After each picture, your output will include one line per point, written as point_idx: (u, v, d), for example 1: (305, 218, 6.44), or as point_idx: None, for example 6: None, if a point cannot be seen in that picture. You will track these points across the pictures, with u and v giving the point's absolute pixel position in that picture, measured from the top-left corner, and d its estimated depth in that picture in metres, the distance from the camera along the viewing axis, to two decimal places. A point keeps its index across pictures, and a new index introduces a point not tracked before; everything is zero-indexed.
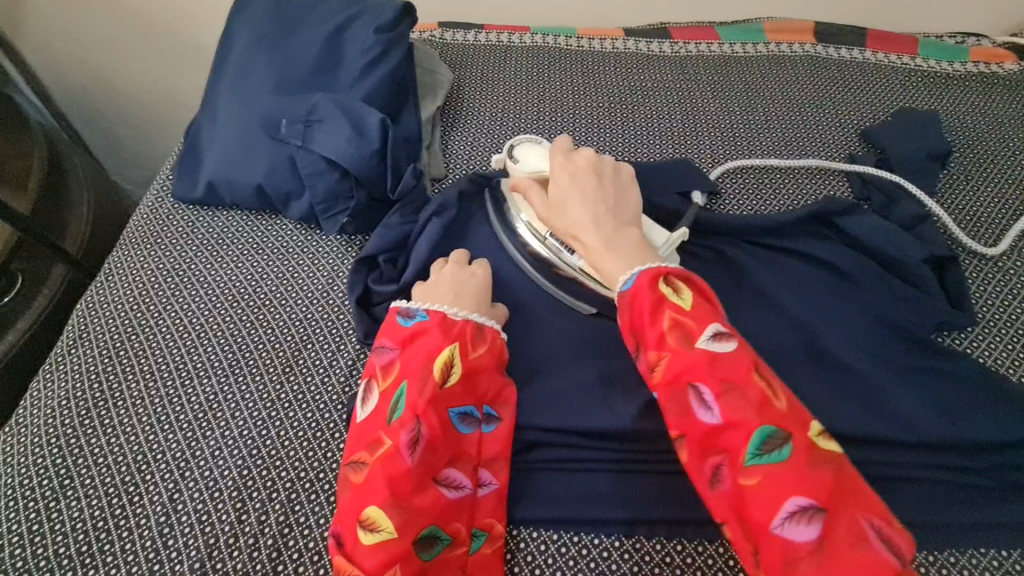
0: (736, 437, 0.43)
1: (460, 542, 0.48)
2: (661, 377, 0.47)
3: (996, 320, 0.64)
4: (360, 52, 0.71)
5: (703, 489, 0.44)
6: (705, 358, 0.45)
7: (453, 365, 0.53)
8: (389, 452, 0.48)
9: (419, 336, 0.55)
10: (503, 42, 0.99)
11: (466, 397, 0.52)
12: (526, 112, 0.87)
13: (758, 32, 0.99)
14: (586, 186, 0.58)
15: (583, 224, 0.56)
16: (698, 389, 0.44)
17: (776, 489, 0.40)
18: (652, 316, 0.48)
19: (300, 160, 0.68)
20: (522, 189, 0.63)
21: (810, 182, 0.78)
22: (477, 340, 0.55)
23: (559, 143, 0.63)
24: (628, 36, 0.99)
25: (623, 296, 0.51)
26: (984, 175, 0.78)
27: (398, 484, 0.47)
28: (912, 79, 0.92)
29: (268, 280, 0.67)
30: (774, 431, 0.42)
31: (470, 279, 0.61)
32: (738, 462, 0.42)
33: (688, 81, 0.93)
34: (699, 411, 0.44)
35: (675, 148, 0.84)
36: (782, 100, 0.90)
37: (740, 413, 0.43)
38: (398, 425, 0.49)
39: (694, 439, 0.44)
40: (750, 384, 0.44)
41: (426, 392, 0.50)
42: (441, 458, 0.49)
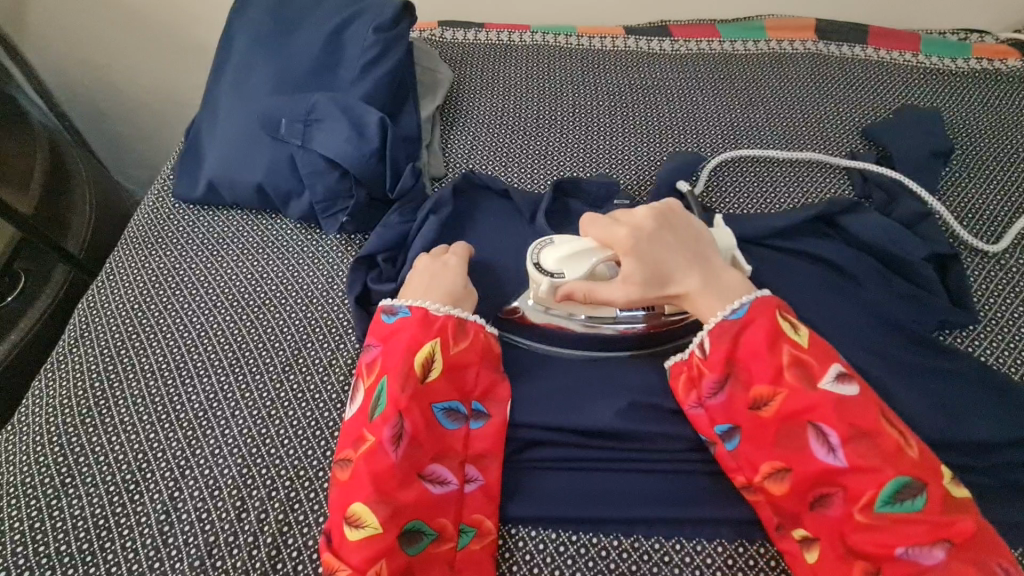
0: (860, 478, 0.44)
1: (446, 538, 0.49)
2: (774, 412, 0.47)
3: (998, 318, 0.64)
4: (360, 51, 0.71)
5: (811, 516, 0.46)
6: (832, 401, 0.46)
7: (434, 360, 0.53)
8: (372, 448, 0.48)
9: (399, 331, 0.55)
10: (503, 41, 0.99)
11: (451, 393, 0.53)
12: (526, 110, 0.87)
13: (760, 30, 0.99)
14: (666, 240, 0.55)
15: (681, 274, 0.54)
16: (822, 429, 0.46)
17: (906, 530, 0.43)
18: (769, 350, 0.49)
19: (300, 159, 0.68)
20: (583, 294, 0.55)
21: (810, 180, 0.78)
22: (459, 334, 0.55)
23: (591, 222, 0.57)
24: (629, 35, 0.99)
25: (732, 326, 0.51)
26: (986, 172, 0.77)
27: (384, 481, 0.47)
28: (915, 76, 0.91)
29: (268, 280, 0.67)
30: (908, 481, 0.43)
31: (442, 268, 0.61)
32: (858, 501, 0.44)
33: (689, 79, 0.93)
34: (821, 450, 0.45)
35: (676, 147, 0.83)
36: (783, 97, 0.89)
37: (868, 457, 0.44)
38: (380, 422, 0.50)
39: (807, 474, 0.46)
40: (881, 432, 0.45)
41: (407, 388, 0.51)
42: (427, 452, 0.50)
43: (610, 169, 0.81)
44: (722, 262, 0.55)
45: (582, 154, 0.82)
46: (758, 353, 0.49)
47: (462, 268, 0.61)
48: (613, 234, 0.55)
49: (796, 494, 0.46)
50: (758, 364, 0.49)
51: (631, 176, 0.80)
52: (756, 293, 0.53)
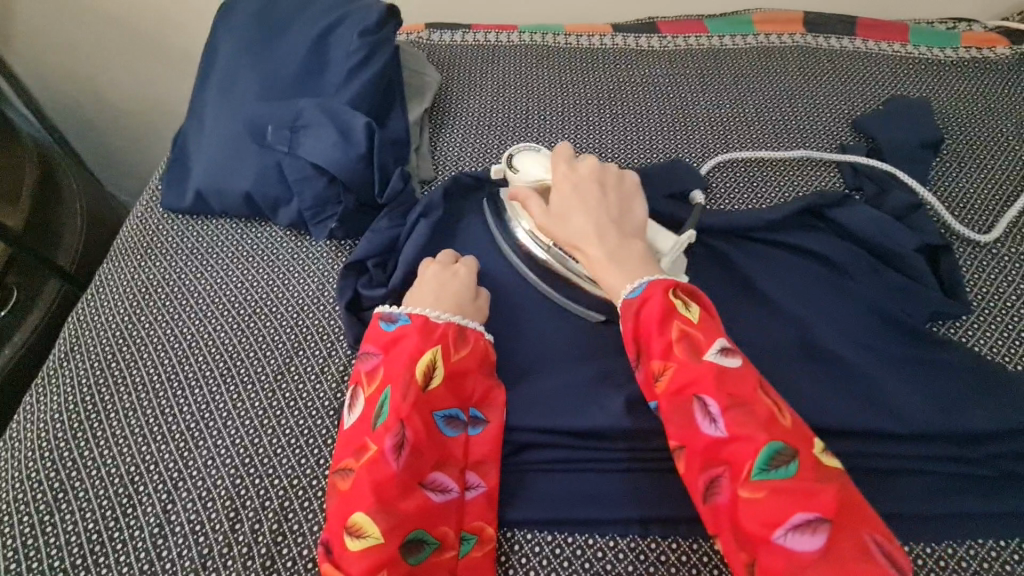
0: (737, 449, 0.43)
1: (449, 547, 0.48)
2: (664, 387, 0.47)
3: (991, 307, 0.63)
4: (345, 56, 0.71)
5: (701, 500, 0.44)
6: (713, 372, 0.45)
7: (436, 368, 0.53)
8: (374, 457, 0.48)
9: (400, 338, 0.55)
10: (491, 41, 0.98)
11: (451, 400, 0.53)
12: (515, 110, 0.87)
13: (747, 24, 0.99)
14: (589, 199, 0.57)
15: (585, 236, 0.56)
16: (703, 401, 0.45)
17: (783, 505, 0.40)
18: (659, 326, 0.48)
19: (288, 166, 0.67)
20: (520, 198, 0.62)
21: (801, 175, 0.78)
22: (460, 342, 0.55)
23: (559, 150, 0.62)
24: (617, 32, 0.99)
25: (632, 303, 0.51)
26: (976, 161, 0.77)
27: (385, 490, 0.47)
28: (903, 66, 0.91)
29: (258, 288, 0.67)
30: (782, 448, 0.42)
31: (452, 277, 0.61)
32: (739, 476, 0.43)
33: (678, 75, 0.92)
34: (703, 422, 0.45)
35: (666, 144, 0.83)
36: (772, 91, 0.89)
37: (743, 426, 0.43)
38: (382, 430, 0.50)
39: (697, 450, 0.45)
40: (758, 401, 0.44)
41: (408, 396, 0.51)
42: (429, 460, 0.50)
43: None
44: (636, 235, 0.56)
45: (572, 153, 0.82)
46: (650, 327, 0.49)
47: (473, 278, 0.61)
48: (562, 165, 0.61)
49: (691, 474, 0.45)
50: (652, 338, 0.49)
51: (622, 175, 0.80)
52: (657, 275, 0.52)
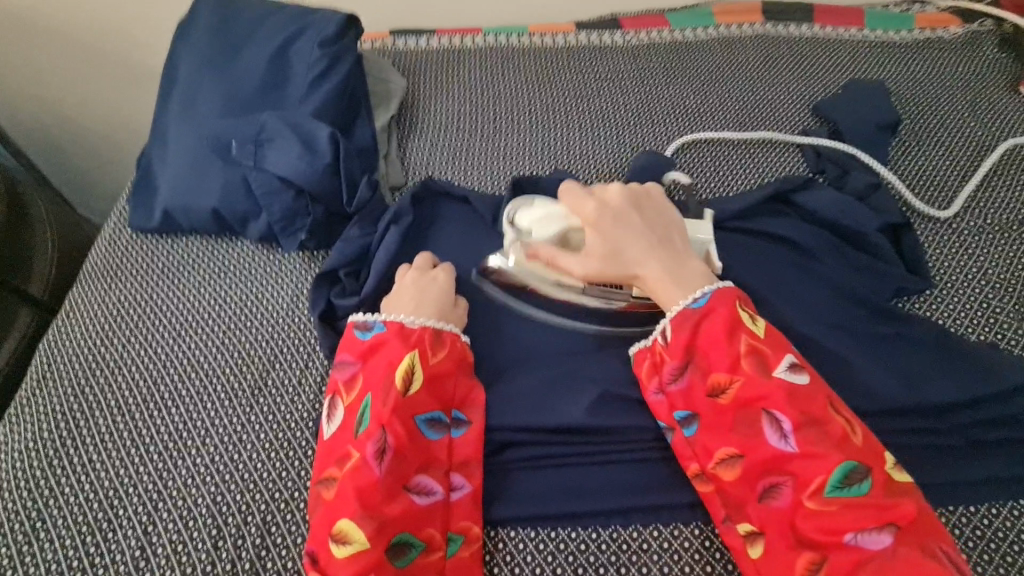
0: (807, 463, 0.46)
1: (436, 548, 0.48)
2: (729, 401, 0.50)
3: (954, 281, 0.65)
4: (307, 67, 0.72)
5: (760, 502, 0.48)
6: (784, 388, 0.49)
7: (415, 372, 0.53)
8: (356, 464, 0.49)
9: (379, 345, 0.55)
10: (456, 45, 0.99)
11: (432, 403, 0.53)
12: (483, 113, 0.87)
13: (707, 16, 1.00)
14: (630, 224, 0.57)
15: (642, 259, 0.56)
16: (774, 415, 0.48)
17: (855, 517, 0.44)
18: (727, 341, 0.51)
19: (253, 180, 0.67)
20: (546, 257, 0.58)
21: (765, 161, 0.79)
22: (437, 345, 0.55)
23: (571, 195, 0.59)
24: (580, 30, 1.00)
25: (692, 315, 0.53)
26: (935, 139, 0.79)
27: (370, 497, 0.47)
28: (860, 50, 0.93)
29: (232, 304, 0.67)
30: (856, 466, 0.46)
31: (431, 282, 0.61)
32: (807, 486, 0.46)
33: (642, 70, 0.93)
34: (773, 436, 0.48)
35: (633, 139, 0.84)
36: (734, 80, 0.91)
37: (817, 443, 0.47)
38: (363, 437, 0.50)
39: (760, 460, 0.48)
40: (830, 419, 0.48)
41: (389, 402, 0.51)
42: (414, 464, 0.50)
43: (571, 168, 0.81)
44: (684, 246, 0.58)
45: (541, 152, 0.83)
46: (715, 343, 0.52)
47: (452, 286, 0.62)
48: (584, 204, 0.58)
49: (745, 481, 0.48)
50: (715, 353, 0.52)
51: (591, 173, 0.81)
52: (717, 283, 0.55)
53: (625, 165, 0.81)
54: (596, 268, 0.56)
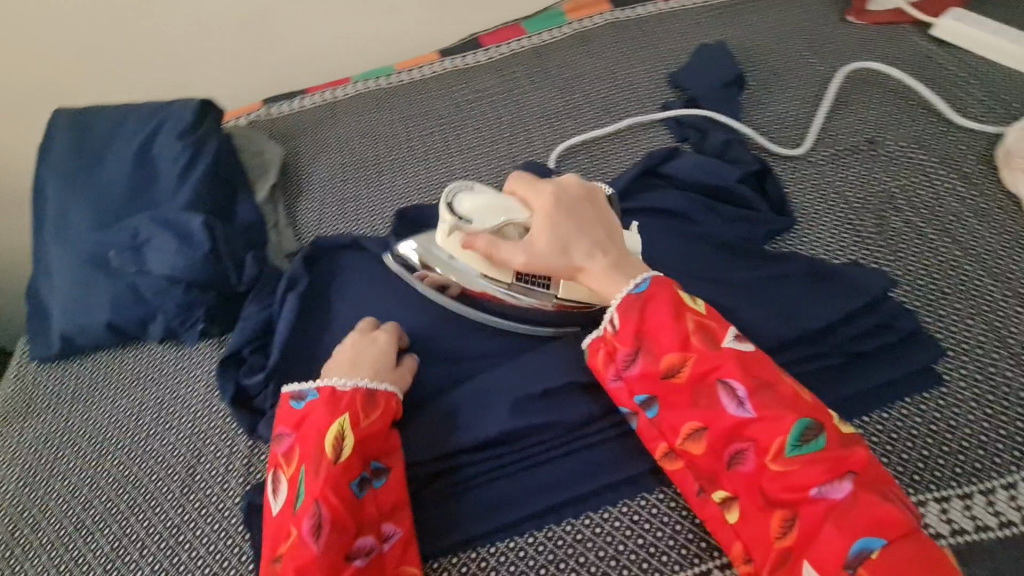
0: (766, 426, 0.47)
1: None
2: (686, 377, 0.51)
3: (817, 212, 0.69)
4: (171, 162, 0.73)
5: (726, 470, 0.49)
6: (735, 357, 0.50)
7: (345, 438, 0.53)
8: (295, 542, 0.49)
9: (311, 415, 0.55)
10: (329, 99, 1.00)
11: (363, 464, 0.53)
12: (365, 159, 0.89)
13: (560, 16, 1.04)
14: (582, 216, 0.58)
15: (587, 249, 0.57)
16: (730, 384, 0.49)
17: (816, 472, 0.45)
18: (673, 320, 0.52)
19: (140, 284, 0.68)
20: (484, 248, 0.58)
21: (635, 142, 0.83)
22: (370, 406, 0.56)
23: (526, 187, 0.60)
24: (444, 57, 1.02)
25: (636, 299, 0.54)
26: (781, 84, 0.84)
27: (313, 569, 0.48)
28: (703, 16, 0.98)
29: (148, 411, 0.67)
30: (811, 423, 0.47)
31: (369, 347, 0.61)
32: (769, 449, 0.47)
33: (508, 82, 0.97)
34: (731, 404, 0.49)
35: (511, 150, 0.87)
36: (595, 72, 0.94)
37: (772, 406, 0.48)
38: (302, 510, 0.51)
39: (722, 428, 0.49)
40: (780, 382, 0.49)
41: (321, 471, 0.51)
42: (353, 528, 0.51)
43: (457, 193, 0.83)
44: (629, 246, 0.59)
45: (426, 184, 0.85)
46: (661, 324, 0.52)
47: (392, 346, 0.62)
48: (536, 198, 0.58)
49: (713, 451, 0.49)
50: (664, 334, 0.52)
51: None
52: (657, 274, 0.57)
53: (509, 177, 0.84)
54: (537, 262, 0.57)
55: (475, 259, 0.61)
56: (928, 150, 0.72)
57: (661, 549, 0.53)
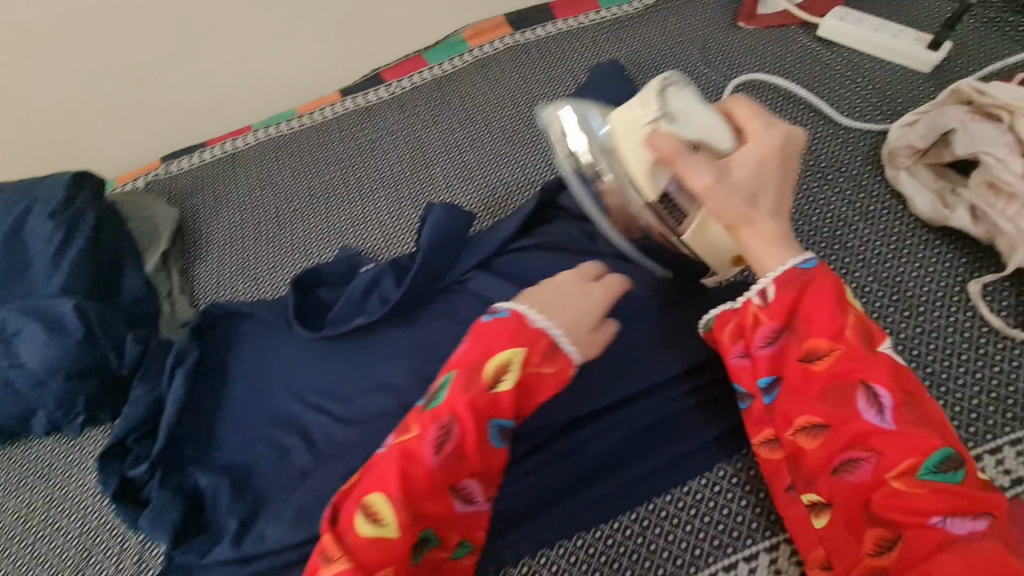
0: (902, 443, 0.46)
1: (445, 548, 0.51)
2: (826, 370, 0.49)
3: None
4: (43, 244, 0.69)
5: (838, 468, 0.48)
6: (890, 366, 0.48)
7: (507, 370, 0.51)
8: (416, 441, 0.49)
9: (496, 330, 0.52)
10: (228, 151, 0.96)
11: (507, 411, 0.51)
12: (265, 212, 0.86)
13: (461, 43, 1.01)
14: (779, 168, 0.52)
15: (769, 202, 0.51)
16: (873, 389, 0.47)
17: (941, 503, 0.44)
18: (835, 311, 0.49)
19: (12, 380, 0.64)
20: (669, 155, 0.48)
21: (535, 171, 0.82)
22: (547, 357, 0.52)
23: (753, 114, 0.52)
24: (346, 96, 0.99)
25: (799, 278, 0.51)
26: None
27: (414, 488, 0.48)
28: (601, 33, 0.96)
29: (34, 514, 0.64)
30: (951, 455, 0.45)
31: (588, 296, 0.55)
32: (895, 466, 0.45)
33: (409, 117, 0.94)
34: (869, 410, 0.47)
35: (413, 189, 0.84)
36: (496, 100, 0.92)
37: (916, 425, 0.46)
38: (430, 419, 0.50)
39: (848, 431, 0.47)
40: (928, 402, 0.47)
41: (467, 396, 0.50)
42: (468, 467, 0.50)
43: (358, 240, 0.81)
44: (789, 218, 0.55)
45: (328, 233, 0.82)
46: (819, 311, 0.50)
47: (617, 288, 0.56)
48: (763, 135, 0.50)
49: (827, 450, 0.48)
50: (822, 321, 0.50)
51: (379, 238, 0.80)
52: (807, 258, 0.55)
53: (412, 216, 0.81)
54: (716, 197, 0.49)
55: (639, 159, 0.50)
56: (815, 155, 0.72)
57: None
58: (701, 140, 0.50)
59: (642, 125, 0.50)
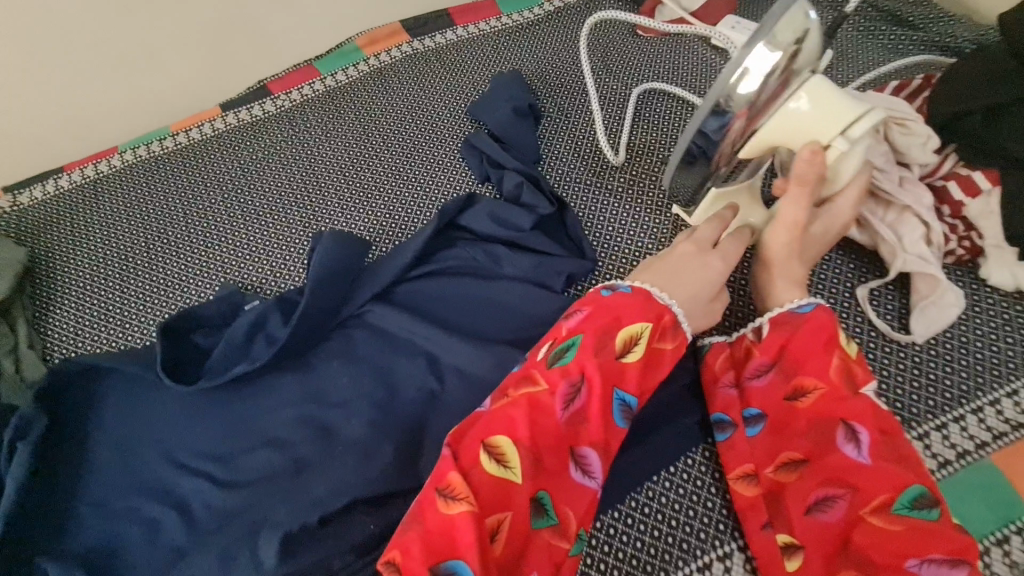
0: (877, 480, 0.47)
1: (565, 537, 0.48)
2: (808, 407, 0.51)
3: (608, 259, 0.69)
4: None
5: (816, 508, 0.48)
6: (871, 406, 0.49)
7: (638, 342, 0.52)
8: (542, 395, 0.50)
9: (622, 302, 0.54)
10: (89, 177, 0.85)
11: (635, 386, 0.52)
12: (136, 246, 0.77)
13: (354, 51, 0.95)
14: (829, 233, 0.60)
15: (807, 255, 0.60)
16: (854, 428, 0.49)
17: (919, 543, 0.44)
18: (822, 350, 0.52)
19: None
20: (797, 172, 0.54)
21: (438, 187, 0.77)
22: (672, 333, 0.54)
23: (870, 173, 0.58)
24: (226, 111, 0.90)
25: (795, 320, 0.54)
26: (579, 107, 0.82)
27: (541, 438, 0.49)
28: (503, 40, 0.92)
29: None
30: (926, 494, 0.46)
31: (705, 269, 0.59)
32: (872, 503, 0.47)
33: (300, 135, 0.86)
34: (848, 446, 0.49)
35: (306, 213, 0.77)
36: (394, 113, 0.86)
37: (893, 462, 0.47)
38: (561, 375, 0.50)
39: (829, 468, 0.49)
40: (904, 445, 0.49)
41: (603, 359, 0.51)
42: (591, 434, 0.50)
43: (243, 272, 0.73)
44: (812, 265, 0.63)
45: (210, 266, 0.74)
46: (806, 350, 0.52)
47: (734, 254, 0.60)
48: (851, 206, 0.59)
49: (805, 487, 0.49)
50: (807, 360, 0.52)
51: (267, 271, 0.72)
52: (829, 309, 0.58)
53: (305, 244, 0.74)
54: (787, 225, 0.57)
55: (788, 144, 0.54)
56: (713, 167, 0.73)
57: None
58: (836, 173, 0.56)
59: (829, 134, 0.52)
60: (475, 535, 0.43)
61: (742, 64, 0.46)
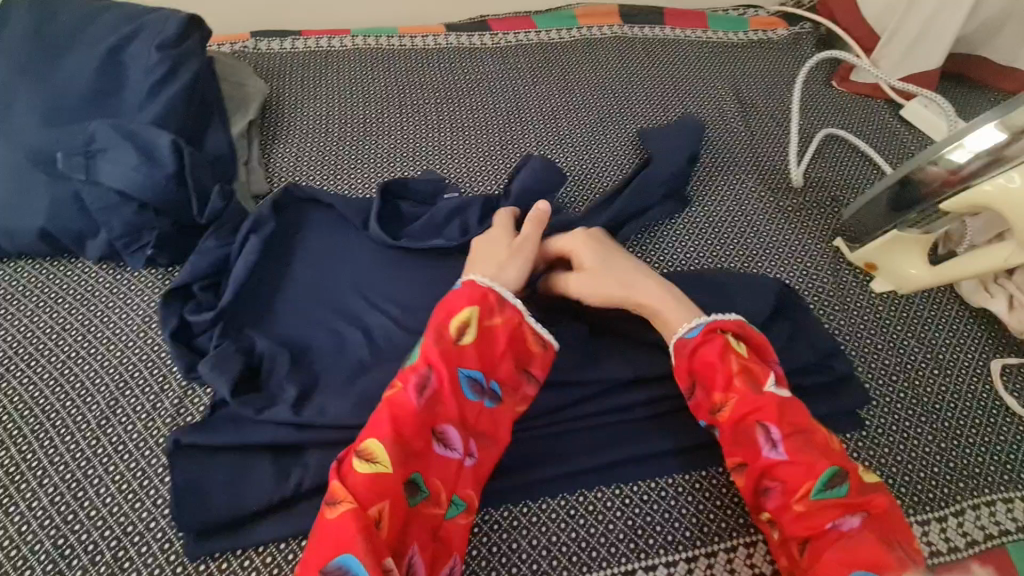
0: (795, 471, 0.49)
1: (437, 503, 0.50)
2: (727, 417, 0.52)
3: (770, 266, 0.74)
4: (144, 73, 0.67)
5: (759, 501, 0.51)
6: (776, 402, 0.51)
7: (469, 327, 0.53)
8: (397, 393, 0.51)
9: (451, 298, 0.55)
10: (321, 47, 0.95)
11: (475, 364, 0.53)
12: (353, 114, 0.86)
13: (571, 18, 1.03)
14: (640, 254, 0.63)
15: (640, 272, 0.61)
16: (766, 427, 0.50)
17: (836, 517, 0.47)
18: (722, 360, 0.53)
19: (87, 195, 0.63)
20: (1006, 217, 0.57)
21: (626, 155, 0.85)
22: (500, 308, 0.55)
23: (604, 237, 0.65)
24: (449, 31, 0.99)
25: (678, 340, 0.55)
26: (766, 131, 0.89)
27: (403, 429, 0.49)
28: (706, 52, 1.00)
29: (73, 333, 0.62)
30: (836, 471, 0.48)
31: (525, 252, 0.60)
32: (795, 491, 0.48)
33: (511, 71, 0.95)
34: (765, 447, 0.50)
35: (503, 137, 0.86)
36: (597, 81, 0.95)
37: (806, 452, 0.49)
38: (410, 369, 0.52)
39: (757, 466, 0.51)
40: (813, 430, 0.50)
41: (441, 345, 0.52)
42: (445, 412, 0.51)
43: (442, 167, 0.82)
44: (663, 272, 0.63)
45: (413, 152, 0.83)
46: (710, 363, 0.53)
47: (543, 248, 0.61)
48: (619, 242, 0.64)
49: (749, 483, 0.52)
50: (712, 371, 0.53)
51: (464, 173, 0.81)
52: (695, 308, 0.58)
53: (500, 163, 0.83)
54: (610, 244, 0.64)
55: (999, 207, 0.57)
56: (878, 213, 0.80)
57: (686, 524, 0.57)
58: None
59: None
60: (358, 527, 0.44)
61: (958, 138, 0.60)
